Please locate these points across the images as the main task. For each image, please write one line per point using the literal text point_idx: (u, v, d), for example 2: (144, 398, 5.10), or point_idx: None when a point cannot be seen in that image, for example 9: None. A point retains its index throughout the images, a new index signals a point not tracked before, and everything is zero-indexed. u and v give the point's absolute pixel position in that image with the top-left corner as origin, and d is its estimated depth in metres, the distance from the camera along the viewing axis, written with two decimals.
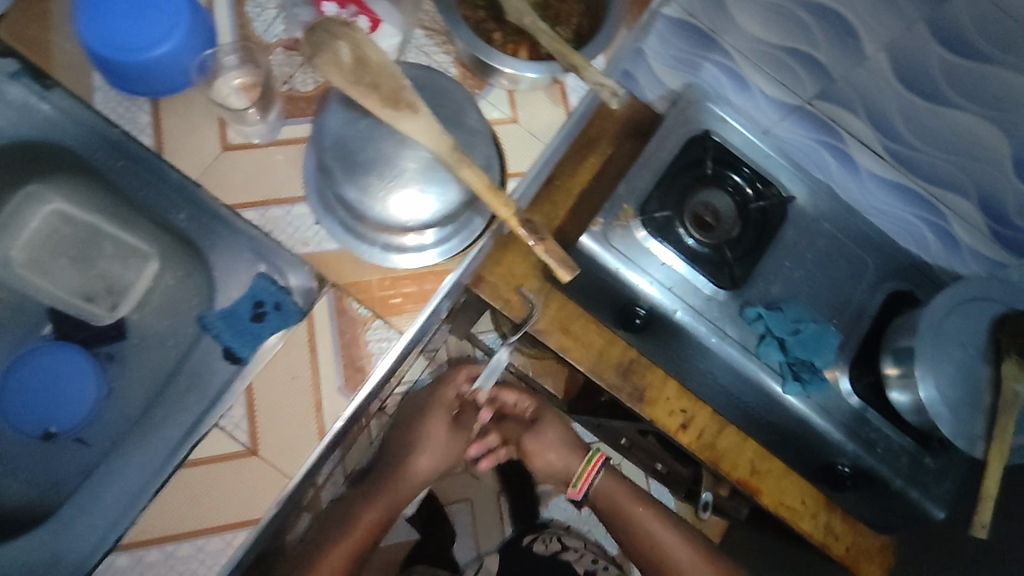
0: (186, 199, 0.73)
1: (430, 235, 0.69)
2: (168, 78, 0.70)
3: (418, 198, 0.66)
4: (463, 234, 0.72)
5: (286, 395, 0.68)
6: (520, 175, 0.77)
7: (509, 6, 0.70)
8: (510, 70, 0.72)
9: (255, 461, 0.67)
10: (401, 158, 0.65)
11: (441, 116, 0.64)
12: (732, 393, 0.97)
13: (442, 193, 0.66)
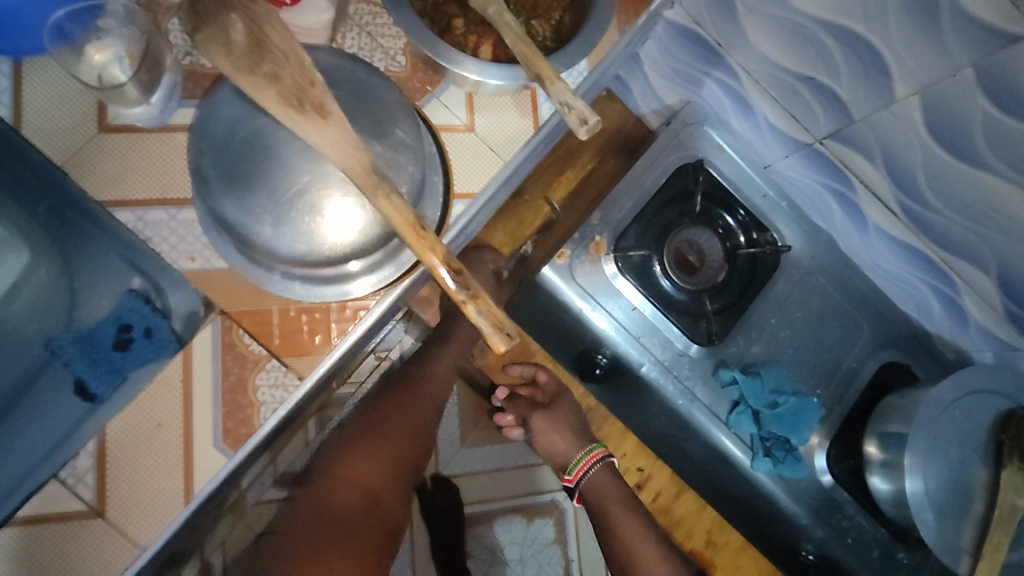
0: (50, 188, 0.59)
1: (353, 264, 0.55)
2: (19, 29, 0.54)
3: (335, 221, 0.52)
4: (392, 266, 0.57)
5: (150, 444, 0.56)
6: (468, 197, 0.62)
7: None
8: (472, 75, 0.58)
9: (100, 525, 0.54)
10: (304, 173, 0.51)
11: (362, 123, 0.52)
12: (697, 461, 0.88)
13: (358, 220, 0.52)
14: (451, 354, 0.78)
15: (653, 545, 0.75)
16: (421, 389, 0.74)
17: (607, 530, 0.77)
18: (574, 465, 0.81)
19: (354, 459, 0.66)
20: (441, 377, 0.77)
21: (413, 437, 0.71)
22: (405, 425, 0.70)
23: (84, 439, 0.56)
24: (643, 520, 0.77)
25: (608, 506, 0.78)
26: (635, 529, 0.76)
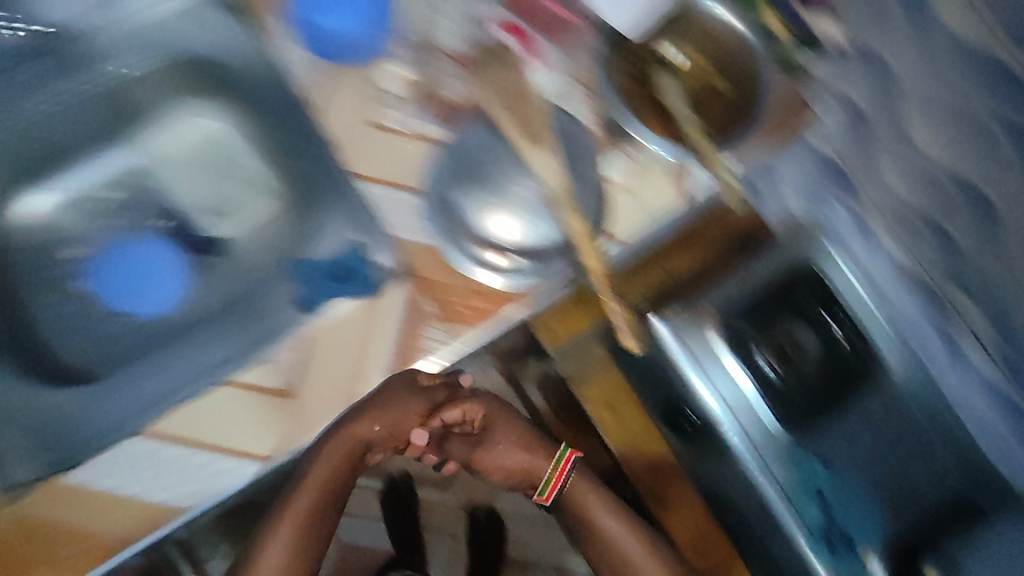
0: (313, 152, 0.80)
1: (513, 261, 0.76)
2: (339, 42, 0.78)
3: (512, 225, 0.75)
4: (539, 278, 0.76)
5: (337, 359, 0.73)
6: (617, 240, 0.80)
7: (664, 84, 0.81)
8: (643, 139, 0.78)
9: (287, 403, 0.72)
10: (517, 185, 0.76)
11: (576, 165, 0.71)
12: (767, 549, 0.91)
13: (540, 228, 0.75)
14: (376, 419, 0.78)
15: (637, 543, 0.88)
16: (325, 447, 0.77)
17: (590, 526, 0.89)
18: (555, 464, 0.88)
19: (266, 545, 0.77)
20: (339, 447, 0.78)
21: (304, 511, 0.77)
22: (302, 519, 0.77)
23: (287, 339, 0.74)
24: (629, 518, 0.90)
25: (586, 505, 0.89)
26: (623, 532, 0.89)
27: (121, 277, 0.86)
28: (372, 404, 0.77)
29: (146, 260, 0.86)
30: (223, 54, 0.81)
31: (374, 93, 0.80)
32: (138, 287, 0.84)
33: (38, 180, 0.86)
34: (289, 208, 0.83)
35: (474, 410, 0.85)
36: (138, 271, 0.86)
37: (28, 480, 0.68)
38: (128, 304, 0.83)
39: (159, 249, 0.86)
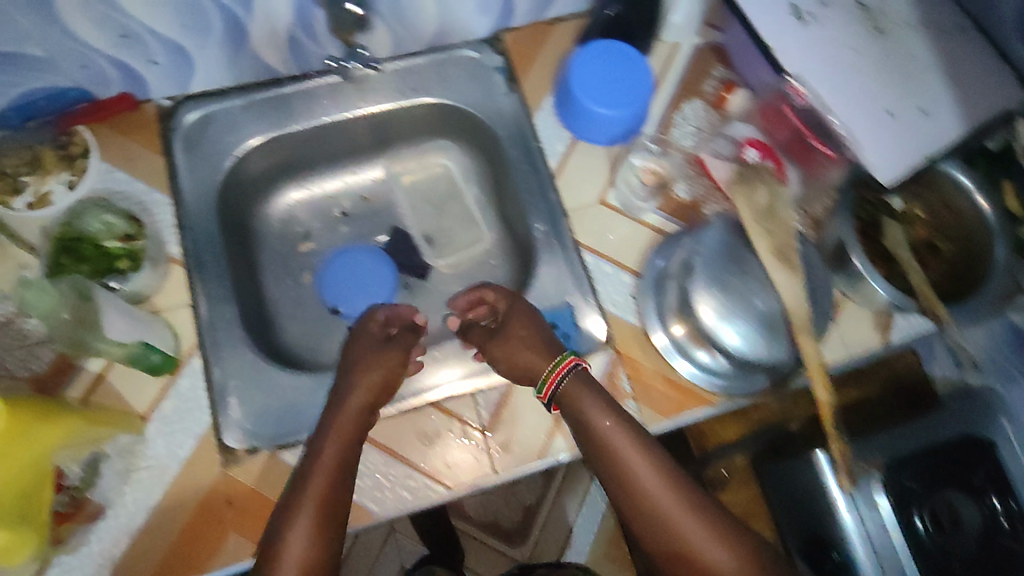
0: (547, 215, 0.87)
1: (718, 359, 0.77)
2: (595, 125, 0.86)
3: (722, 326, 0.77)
4: (740, 385, 0.78)
5: (533, 409, 0.78)
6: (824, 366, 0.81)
7: (892, 234, 0.83)
8: (868, 275, 0.78)
9: (482, 441, 0.77)
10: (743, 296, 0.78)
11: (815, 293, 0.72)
12: None
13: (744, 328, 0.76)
14: (366, 385, 0.73)
15: (692, 515, 0.65)
16: (331, 430, 0.69)
17: (671, 529, 0.65)
18: (550, 368, 0.73)
19: (290, 533, 0.63)
20: (354, 425, 0.71)
21: (336, 487, 0.66)
22: (325, 485, 0.66)
23: (495, 380, 0.80)
24: (653, 449, 0.68)
25: (570, 395, 0.71)
26: (657, 483, 0.66)
27: (337, 276, 0.89)
28: (347, 393, 0.72)
29: (360, 265, 0.90)
30: (490, 114, 0.91)
31: (612, 175, 0.88)
32: (354, 289, 0.88)
33: (295, 180, 0.95)
34: (506, 264, 0.96)
35: (491, 296, 0.80)
36: (356, 277, 0.89)
37: (241, 447, 0.74)
38: (337, 301, 0.89)
39: (362, 252, 0.90)
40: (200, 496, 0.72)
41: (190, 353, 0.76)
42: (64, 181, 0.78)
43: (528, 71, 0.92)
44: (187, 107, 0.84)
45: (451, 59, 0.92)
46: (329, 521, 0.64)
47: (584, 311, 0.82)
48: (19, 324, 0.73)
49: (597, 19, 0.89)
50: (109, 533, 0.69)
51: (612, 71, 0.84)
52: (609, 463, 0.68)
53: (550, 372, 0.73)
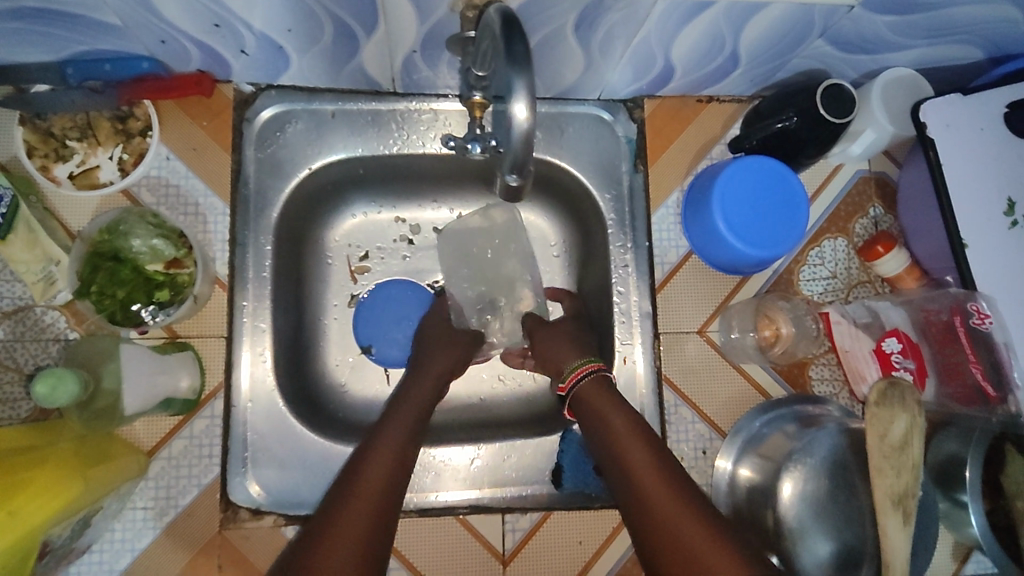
0: (636, 328, 0.76)
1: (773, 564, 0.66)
2: (717, 253, 0.74)
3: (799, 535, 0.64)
4: None
5: (561, 550, 0.70)
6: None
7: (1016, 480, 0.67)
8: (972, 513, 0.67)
9: (498, 569, 0.69)
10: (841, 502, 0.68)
11: (915, 538, 0.63)
12: None
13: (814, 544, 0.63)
14: (430, 380, 0.70)
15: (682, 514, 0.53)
16: (418, 384, 0.69)
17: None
18: (568, 371, 0.68)
19: (358, 482, 0.57)
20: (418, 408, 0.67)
21: (397, 459, 0.60)
22: (400, 431, 0.63)
23: (531, 507, 0.71)
24: (651, 446, 0.59)
25: (588, 398, 0.65)
26: (670, 501, 0.54)
27: (378, 314, 0.80)
28: (418, 386, 0.69)
29: (402, 306, 0.81)
30: (605, 189, 0.78)
31: (720, 305, 0.77)
32: (394, 330, 0.80)
33: (366, 197, 0.81)
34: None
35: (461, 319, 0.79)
36: (397, 316, 0.81)
37: (247, 507, 0.67)
38: (372, 339, 0.80)
39: (410, 290, 0.82)
40: (193, 552, 0.66)
41: (213, 394, 0.68)
42: (116, 159, 0.69)
43: (661, 152, 0.79)
44: (267, 99, 0.73)
45: (577, 115, 0.78)
46: (402, 464, 0.60)
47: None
48: (37, 316, 0.65)
49: (764, 122, 0.75)
50: (89, 569, 0.64)
51: (760, 196, 0.72)
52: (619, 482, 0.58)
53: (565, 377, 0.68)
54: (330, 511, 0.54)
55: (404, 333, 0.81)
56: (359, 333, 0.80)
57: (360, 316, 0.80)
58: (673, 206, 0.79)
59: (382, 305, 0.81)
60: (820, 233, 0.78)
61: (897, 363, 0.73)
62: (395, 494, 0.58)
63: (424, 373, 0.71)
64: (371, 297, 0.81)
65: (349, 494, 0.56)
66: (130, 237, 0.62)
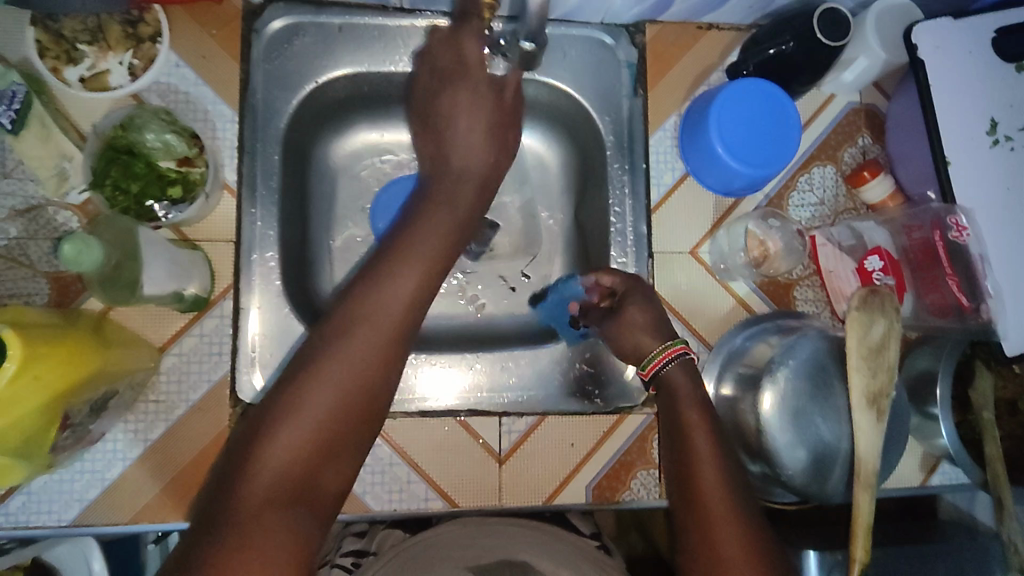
0: (632, 248, 0.79)
1: (754, 463, 0.71)
2: (714, 173, 0.77)
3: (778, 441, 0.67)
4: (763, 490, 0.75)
5: (554, 451, 0.74)
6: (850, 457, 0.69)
7: (983, 393, 0.72)
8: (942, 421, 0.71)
9: (494, 467, 0.73)
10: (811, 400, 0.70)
11: (887, 438, 0.68)
12: None
13: (792, 448, 0.67)
14: (453, 194, 0.66)
15: (738, 538, 0.57)
16: (443, 182, 0.66)
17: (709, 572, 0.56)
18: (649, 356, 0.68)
19: (359, 309, 0.56)
20: (435, 237, 0.62)
21: (396, 321, 0.56)
22: (426, 246, 0.61)
23: (527, 411, 0.75)
24: (723, 465, 0.61)
25: (673, 399, 0.66)
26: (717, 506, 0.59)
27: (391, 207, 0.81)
28: (436, 220, 0.63)
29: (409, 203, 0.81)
30: (604, 113, 0.81)
31: (714, 225, 0.80)
32: None
33: (369, 117, 0.83)
34: (567, 272, 0.87)
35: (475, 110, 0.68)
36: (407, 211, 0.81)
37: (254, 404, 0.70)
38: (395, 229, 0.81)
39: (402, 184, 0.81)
40: (205, 444, 0.68)
41: (224, 294, 0.71)
42: (127, 64, 0.69)
43: (661, 78, 0.81)
44: (276, 11, 0.74)
45: (580, 38, 0.80)
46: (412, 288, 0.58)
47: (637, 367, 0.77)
48: (50, 214, 0.67)
49: (760, 47, 0.77)
50: (104, 456, 0.66)
51: (758, 120, 0.74)
52: (686, 483, 0.61)
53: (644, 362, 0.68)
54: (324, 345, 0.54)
55: None
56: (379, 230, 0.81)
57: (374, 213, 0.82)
58: (670, 130, 0.81)
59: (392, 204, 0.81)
60: (811, 160, 0.81)
61: (878, 280, 0.76)
62: (402, 321, 0.57)
63: (430, 208, 0.64)
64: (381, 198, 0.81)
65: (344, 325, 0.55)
66: (144, 131, 0.64)
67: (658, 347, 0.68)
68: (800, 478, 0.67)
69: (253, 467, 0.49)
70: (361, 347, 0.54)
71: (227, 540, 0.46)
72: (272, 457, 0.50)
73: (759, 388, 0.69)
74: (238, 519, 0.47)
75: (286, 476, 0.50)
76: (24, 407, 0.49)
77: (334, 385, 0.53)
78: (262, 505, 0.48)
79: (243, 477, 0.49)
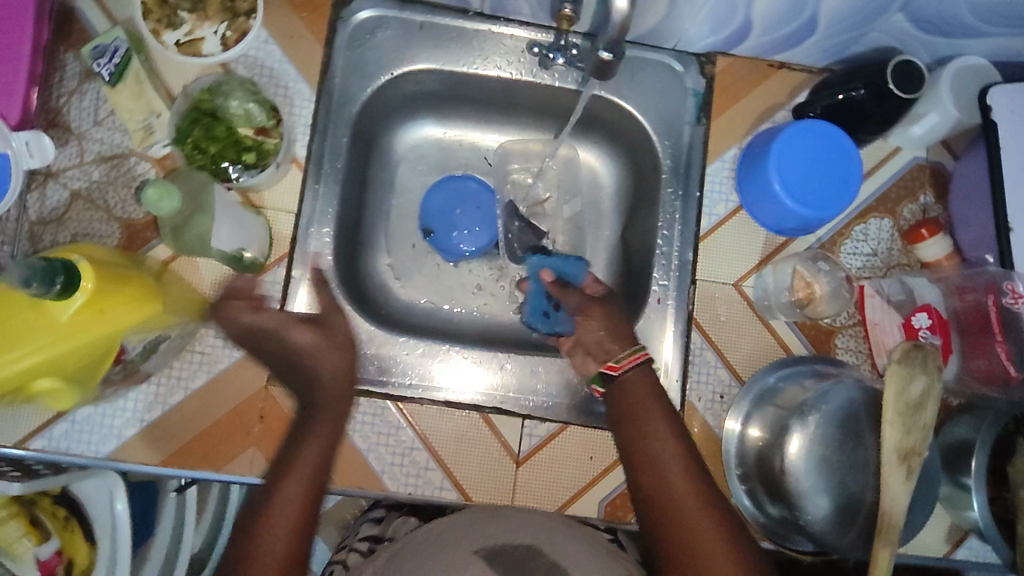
0: (675, 274, 0.80)
1: (773, 504, 0.71)
2: (768, 210, 0.77)
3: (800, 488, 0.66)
4: (778, 534, 0.73)
5: (573, 461, 0.74)
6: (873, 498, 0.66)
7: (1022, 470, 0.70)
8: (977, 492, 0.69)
9: (511, 467, 0.73)
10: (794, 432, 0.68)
11: (916, 499, 0.66)
12: None
13: (814, 495, 0.65)
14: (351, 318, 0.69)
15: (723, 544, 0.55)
16: (332, 358, 0.66)
17: None
18: (624, 353, 0.68)
19: (285, 471, 0.57)
20: (337, 389, 0.64)
21: (320, 453, 0.59)
22: (328, 389, 0.64)
23: (550, 417, 0.75)
24: (694, 467, 0.60)
25: (630, 406, 0.65)
26: (701, 514, 0.57)
27: (454, 195, 0.87)
28: (334, 350, 0.66)
29: (469, 193, 0.87)
30: (665, 136, 0.82)
31: (761, 261, 0.80)
32: (471, 219, 0.86)
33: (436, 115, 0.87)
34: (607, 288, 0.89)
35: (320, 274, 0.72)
36: (462, 201, 0.87)
37: None
38: (453, 206, 0.87)
39: (465, 180, 0.88)
40: (241, 399, 0.70)
41: (280, 259, 0.74)
42: (219, 35, 0.73)
43: (725, 110, 0.82)
44: (364, 2, 0.77)
45: (650, 62, 0.82)
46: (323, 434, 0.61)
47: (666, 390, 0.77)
48: (131, 164, 0.71)
49: (830, 91, 0.78)
50: (146, 397, 0.68)
51: (820, 157, 0.74)
52: (656, 493, 0.59)
53: (620, 358, 0.68)
54: (247, 521, 0.54)
55: (472, 238, 0.86)
56: (433, 207, 0.87)
57: (437, 188, 0.87)
58: (728, 162, 0.82)
59: (456, 193, 0.87)
60: (868, 211, 0.81)
61: (924, 338, 0.75)
62: (329, 461, 0.60)
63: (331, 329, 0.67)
64: (442, 184, 0.87)
65: (275, 488, 0.56)
66: (229, 98, 0.68)
67: (631, 349, 0.68)
68: (820, 527, 0.65)
69: None
70: (295, 492, 0.56)
71: None
72: None
73: (788, 431, 0.68)
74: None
75: None
76: (84, 337, 0.52)
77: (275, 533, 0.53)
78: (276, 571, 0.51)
79: None
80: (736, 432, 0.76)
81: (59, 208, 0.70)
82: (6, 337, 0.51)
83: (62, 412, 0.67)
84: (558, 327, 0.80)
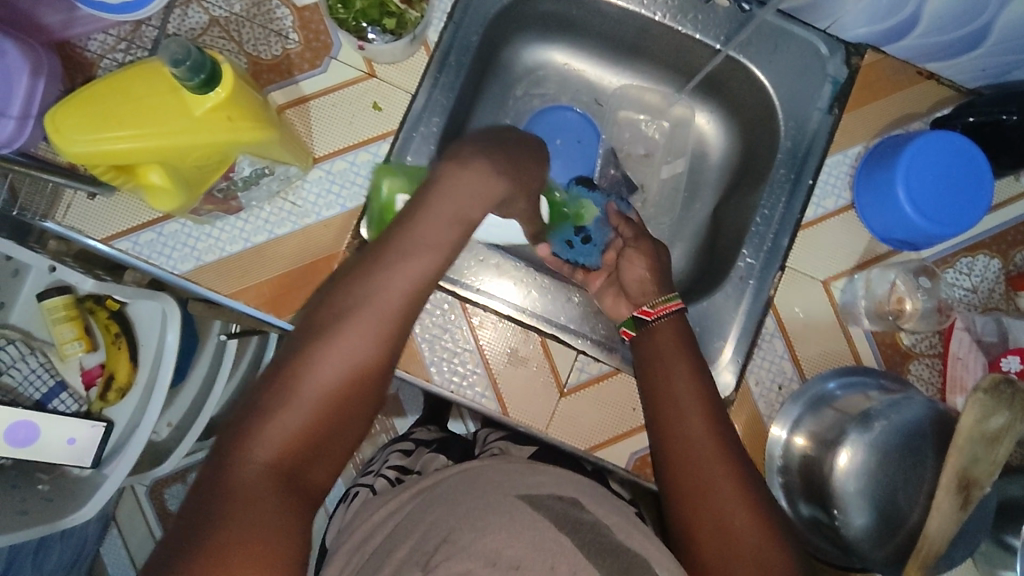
0: (766, 256, 0.77)
1: (808, 506, 0.69)
2: (884, 216, 0.74)
3: (844, 492, 0.64)
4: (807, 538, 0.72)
5: (616, 408, 0.74)
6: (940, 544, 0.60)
7: None
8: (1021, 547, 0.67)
9: (555, 397, 0.73)
10: (840, 452, 0.66)
11: (963, 535, 0.63)
12: None
13: (855, 505, 0.64)
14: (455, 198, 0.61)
15: (743, 513, 0.56)
16: (424, 230, 0.58)
17: (734, 552, 0.55)
18: (657, 301, 0.71)
19: (347, 326, 0.54)
20: (420, 261, 0.57)
21: (379, 327, 0.54)
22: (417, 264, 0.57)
23: (606, 358, 0.74)
24: (722, 435, 0.60)
25: (658, 354, 0.67)
26: (724, 478, 0.58)
27: (562, 127, 0.90)
28: (425, 221, 0.59)
29: (575, 125, 0.91)
30: (792, 116, 0.79)
31: (858, 264, 0.77)
32: (571, 150, 0.90)
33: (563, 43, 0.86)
34: (685, 259, 0.88)
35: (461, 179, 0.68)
36: (568, 131, 0.90)
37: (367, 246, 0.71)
38: (557, 136, 0.90)
39: (572, 113, 0.91)
40: (313, 259, 0.70)
41: (384, 136, 0.73)
42: None
43: (860, 105, 0.79)
44: None
45: (798, 38, 0.79)
46: (399, 311, 0.56)
47: (725, 366, 0.75)
48: (272, 6, 0.72)
49: (977, 111, 0.75)
50: (231, 230, 0.69)
51: (949, 169, 0.70)
52: (676, 449, 0.60)
53: (653, 304, 0.71)
54: (297, 361, 0.52)
55: (567, 167, 0.90)
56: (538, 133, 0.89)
57: (547, 115, 0.90)
58: (850, 158, 0.79)
59: (563, 122, 0.90)
60: (981, 246, 0.77)
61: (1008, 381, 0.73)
62: (395, 341, 0.56)
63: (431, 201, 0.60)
64: (551, 112, 0.90)
65: (331, 341, 0.53)
66: None
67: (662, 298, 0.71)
68: (853, 533, 0.64)
69: (242, 459, 0.48)
70: (346, 353, 0.53)
71: (221, 522, 0.44)
72: (260, 452, 0.48)
73: (842, 441, 0.66)
74: (234, 493, 0.46)
75: (276, 465, 0.48)
76: (208, 137, 0.54)
77: (322, 383, 0.52)
78: (262, 481, 0.47)
79: (235, 466, 0.48)
80: (782, 438, 0.74)
81: (196, 29, 0.71)
82: (136, 113, 0.52)
83: (153, 222, 0.69)
84: (580, 258, 0.80)
